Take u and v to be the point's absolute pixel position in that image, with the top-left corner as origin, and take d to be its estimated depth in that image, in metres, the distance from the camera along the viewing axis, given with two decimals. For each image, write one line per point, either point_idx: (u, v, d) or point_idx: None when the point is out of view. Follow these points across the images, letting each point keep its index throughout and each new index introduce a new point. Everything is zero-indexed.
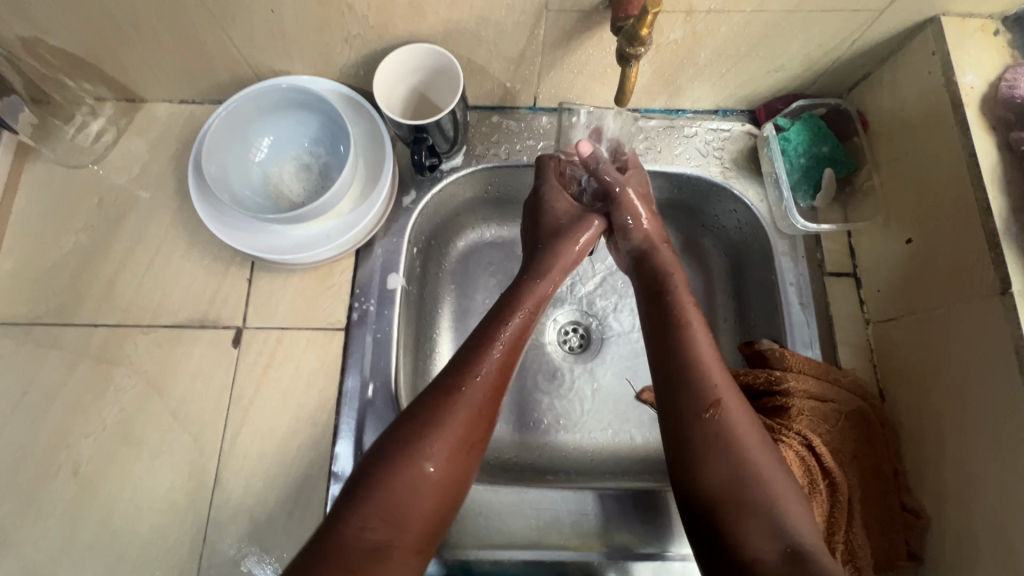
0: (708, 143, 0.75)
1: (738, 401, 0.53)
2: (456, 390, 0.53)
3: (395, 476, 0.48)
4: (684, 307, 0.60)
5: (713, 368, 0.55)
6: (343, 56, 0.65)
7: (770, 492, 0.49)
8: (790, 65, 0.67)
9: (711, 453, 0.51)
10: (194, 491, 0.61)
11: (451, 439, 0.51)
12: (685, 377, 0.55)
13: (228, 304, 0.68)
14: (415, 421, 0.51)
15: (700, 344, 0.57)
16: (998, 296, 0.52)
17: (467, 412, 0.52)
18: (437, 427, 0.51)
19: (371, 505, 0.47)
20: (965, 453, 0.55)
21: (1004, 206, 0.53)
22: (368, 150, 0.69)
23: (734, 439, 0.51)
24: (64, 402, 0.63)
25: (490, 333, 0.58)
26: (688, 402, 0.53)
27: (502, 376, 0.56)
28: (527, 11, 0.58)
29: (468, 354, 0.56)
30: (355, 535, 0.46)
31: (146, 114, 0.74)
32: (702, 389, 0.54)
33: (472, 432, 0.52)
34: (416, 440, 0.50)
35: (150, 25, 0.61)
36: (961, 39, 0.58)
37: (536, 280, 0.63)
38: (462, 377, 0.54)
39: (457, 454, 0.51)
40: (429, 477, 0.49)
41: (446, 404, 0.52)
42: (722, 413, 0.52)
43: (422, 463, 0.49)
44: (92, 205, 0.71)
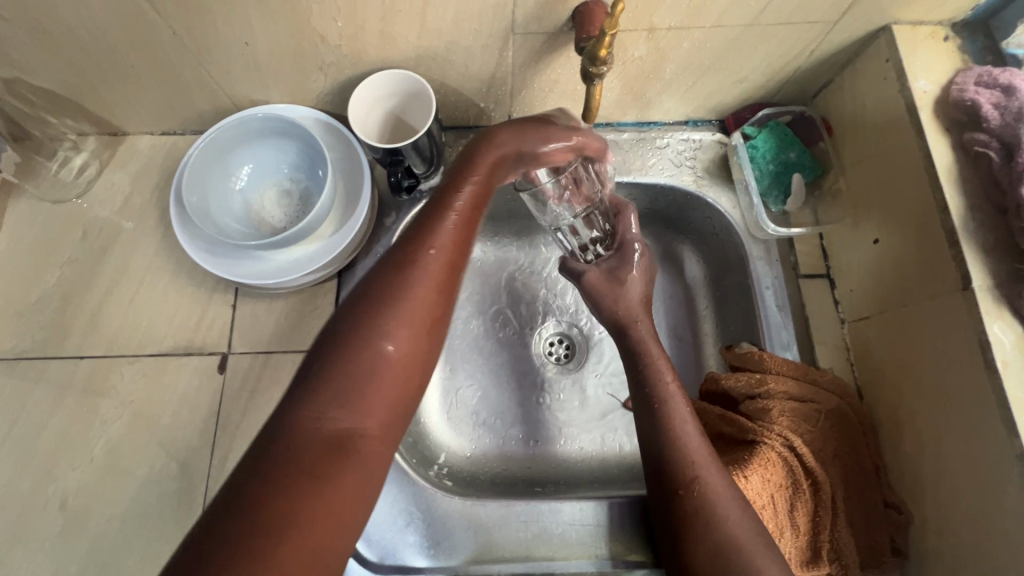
0: (680, 153, 0.77)
1: (718, 477, 0.53)
2: (409, 264, 0.46)
3: (350, 361, 0.41)
4: (660, 382, 0.60)
5: (691, 442, 0.56)
6: (319, 84, 0.67)
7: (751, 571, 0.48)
8: (753, 76, 0.69)
9: (692, 539, 0.51)
10: (183, 518, 0.61)
11: (412, 313, 0.44)
12: (664, 461, 0.55)
13: (213, 331, 0.68)
14: (368, 298, 0.44)
15: (679, 418, 0.58)
16: (960, 292, 0.53)
17: (424, 285, 0.46)
18: (393, 304, 0.44)
19: (322, 392, 0.40)
20: (941, 447, 0.56)
21: (961, 204, 0.55)
22: (347, 173, 0.71)
23: (713, 521, 0.51)
24: (51, 436, 0.63)
25: (436, 210, 0.50)
26: (667, 482, 0.54)
27: (460, 251, 0.49)
28: (494, 35, 0.60)
29: (419, 228, 0.49)
30: (307, 431, 0.39)
31: (128, 148, 0.76)
32: (678, 472, 0.54)
33: (436, 307, 0.46)
34: (371, 318, 0.43)
35: (129, 62, 0.63)
36: (913, 46, 0.61)
37: (495, 140, 0.54)
38: (416, 250, 0.47)
39: (422, 330, 0.45)
40: (387, 355, 0.42)
41: (399, 278, 0.45)
42: (699, 493, 0.53)
43: (379, 340, 0.43)
44: (77, 238, 0.71)
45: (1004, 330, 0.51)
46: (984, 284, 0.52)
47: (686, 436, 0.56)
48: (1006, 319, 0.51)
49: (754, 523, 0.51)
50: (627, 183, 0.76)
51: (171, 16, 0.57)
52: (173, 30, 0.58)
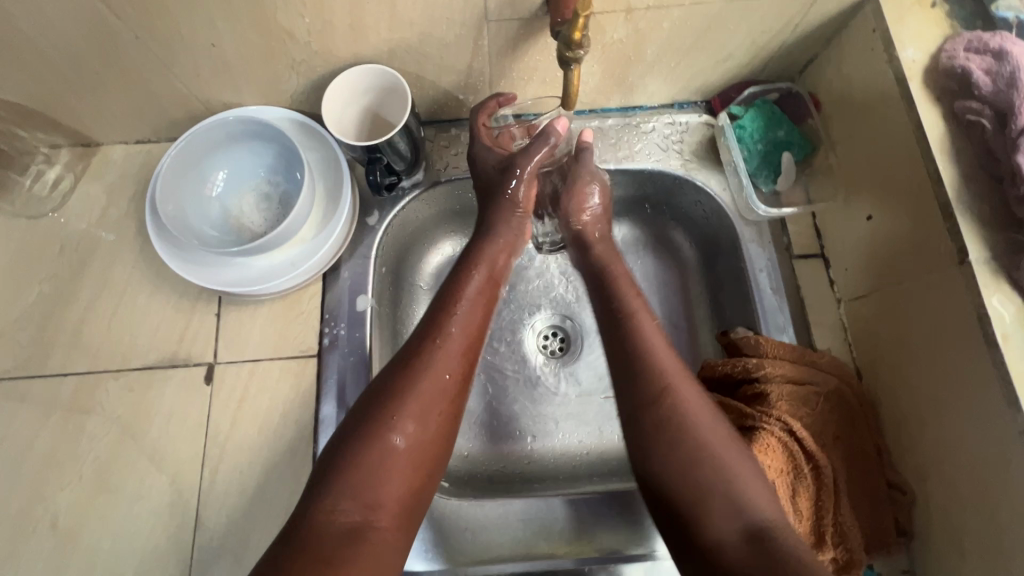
0: (666, 137, 0.75)
1: (691, 389, 0.54)
2: (419, 361, 0.53)
3: (366, 455, 0.48)
4: (628, 300, 0.61)
5: (661, 356, 0.56)
6: (292, 83, 0.65)
7: (727, 475, 0.49)
8: (737, 53, 0.67)
9: (666, 446, 0.51)
10: (176, 532, 0.60)
11: (423, 408, 0.51)
12: (635, 372, 0.55)
13: (197, 341, 0.67)
14: (382, 394, 0.51)
15: (649, 335, 0.57)
16: (957, 266, 0.52)
17: (433, 376, 0.53)
18: (405, 399, 0.51)
19: (339, 487, 0.47)
20: (942, 425, 0.55)
21: (955, 175, 0.53)
22: (326, 174, 0.69)
23: (687, 430, 0.51)
24: (38, 456, 0.62)
25: (451, 294, 0.59)
26: (639, 395, 0.54)
27: (470, 336, 0.57)
28: (467, 23, 0.58)
29: (435, 316, 0.57)
30: (325, 521, 0.45)
31: (103, 158, 0.74)
32: (651, 385, 0.54)
33: (443, 396, 0.53)
34: (386, 410, 0.50)
35: (94, 70, 0.61)
36: (900, 14, 0.59)
37: (491, 234, 0.64)
38: (428, 341, 0.55)
39: (429, 420, 0.51)
40: (397, 448, 0.49)
41: (410, 375, 0.52)
42: (675, 404, 0.52)
43: (390, 435, 0.49)
44: (54, 253, 0.70)
45: (1003, 303, 0.50)
46: (981, 257, 0.51)
47: (661, 351, 0.56)
48: (1005, 291, 0.50)
49: (726, 430, 0.52)
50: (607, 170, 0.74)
51: (132, 20, 0.55)
52: (136, 34, 0.56)
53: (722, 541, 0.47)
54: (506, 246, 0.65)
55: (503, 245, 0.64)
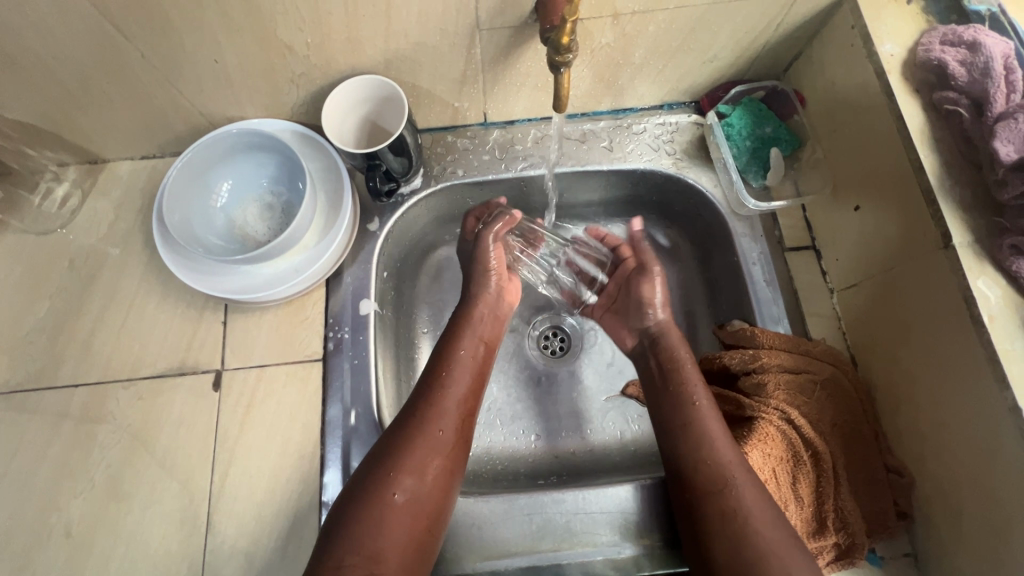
0: (657, 137, 0.77)
1: (754, 490, 0.53)
2: (424, 428, 0.57)
3: (369, 509, 0.51)
4: (692, 387, 0.62)
5: (726, 453, 0.56)
6: (292, 95, 0.67)
7: (779, 567, 0.49)
8: (723, 54, 0.69)
9: (722, 538, 0.52)
10: (189, 537, 0.61)
11: (420, 464, 0.55)
12: (697, 463, 0.56)
13: (205, 350, 0.69)
14: (382, 454, 0.55)
15: (719, 443, 0.56)
16: (942, 250, 0.53)
17: (428, 436, 0.57)
18: (403, 455, 0.55)
19: (348, 539, 0.49)
20: (935, 408, 0.56)
21: (937, 163, 0.55)
22: (327, 183, 0.71)
23: (745, 526, 0.51)
24: (51, 467, 0.63)
25: (439, 365, 0.63)
26: (702, 486, 0.55)
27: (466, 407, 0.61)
28: (459, 32, 0.60)
29: (428, 383, 0.61)
30: (333, 572, 0.48)
31: (109, 174, 0.76)
32: (712, 478, 0.54)
33: (442, 459, 0.56)
34: (382, 470, 0.54)
35: (101, 88, 0.63)
36: (877, 11, 0.61)
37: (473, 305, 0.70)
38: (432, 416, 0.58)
39: (425, 476, 0.54)
40: (396, 503, 0.52)
41: (412, 437, 0.56)
42: (734, 503, 0.53)
43: (390, 491, 0.53)
44: (64, 267, 0.72)
45: (987, 285, 0.51)
46: (964, 240, 0.52)
47: (726, 457, 0.55)
48: (989, 273, 0.51)
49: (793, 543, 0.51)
50: (571, 172, 0.76)
51: (138, 39, 0.57)
52: (142, 52, 0.59)
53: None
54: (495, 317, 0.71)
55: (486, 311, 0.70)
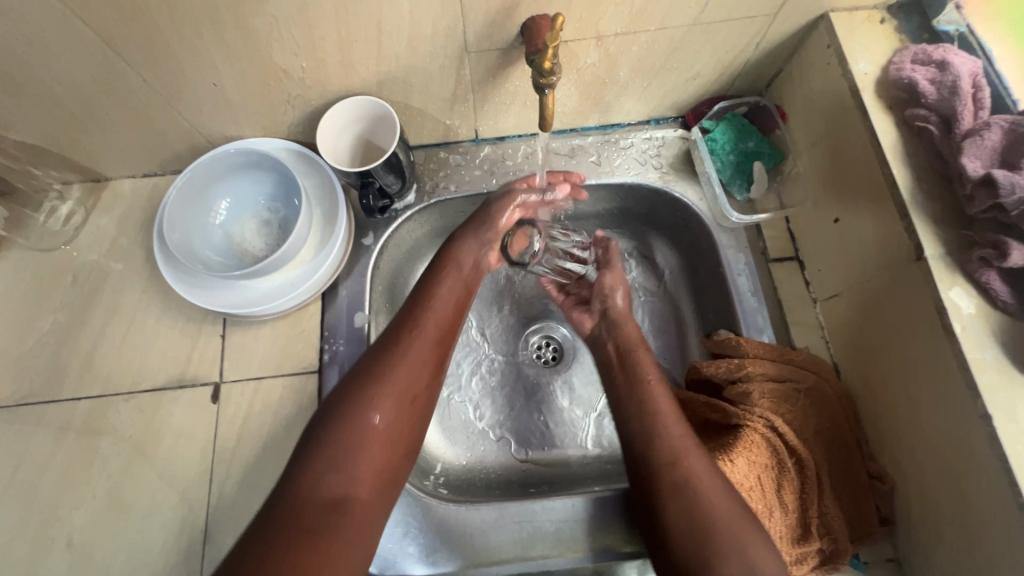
0: (644, 152, 0.79)
1: (699, 458, 0.55)
2: (396, 353, 0.58)
3: (344, 429, 0.52)
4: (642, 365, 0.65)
5: (676, 428, 0.58)
6: (288, 115, 0.70)
7: (730, 531, 0.50)
8: (705, 71, 0.71)
9: (678, 506, 0.53)
10: (188, 546, 0.63)
11: (397, 390, 0.55)
12: (649, 436, 0.58)
13: (204, 362, 0.70)
14: (359, 378, 0.55)
15: (667, 414, 0.60)
16: (916, 262, 0.55)
17: (408, 370, 0.57)
18: (386, 380, 0.55)
19: (323, 459, 0.50)
20: (913, 415, 0.57)
21: (910, 177, 0.57)
22: (323, 199, 0.73)
23: (698, 494, 0.53)
24: (54, 478, 0.65)
25: (424, 295, 0.64)
26: (656, 457, 0.56)
27: (442, 334, 0.62)
28: (449, 55, 0.63)
29: (412, 310, 0.62)
30: (312, 492, 0.48)
31: (112, 192, 0.79)
32: (665, 451, 0.56)
33: (417, 385, 0.57)
34: (364, 392, 0.54)
35: (104, 110, 0.65)
36: (852, 30, 0.63)
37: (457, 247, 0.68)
38: (403, 341, 0.59)
39: (405, 402, 0.56)
40: (376, 426, 0.53)
41: (387, 362, 0.57)
42: (678, 470, 0.55)
43: (368, 413, 0.53)
44: (68, 283, 0.74)
45: (959, 296, 0.53)
46: (936, 252, 0.54)
47: (676, 433, 0.58)
48: (962, 284, 0.53)
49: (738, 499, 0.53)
50: None
51: (139, 65, 0.59)
52: (143, 77, 0.61)
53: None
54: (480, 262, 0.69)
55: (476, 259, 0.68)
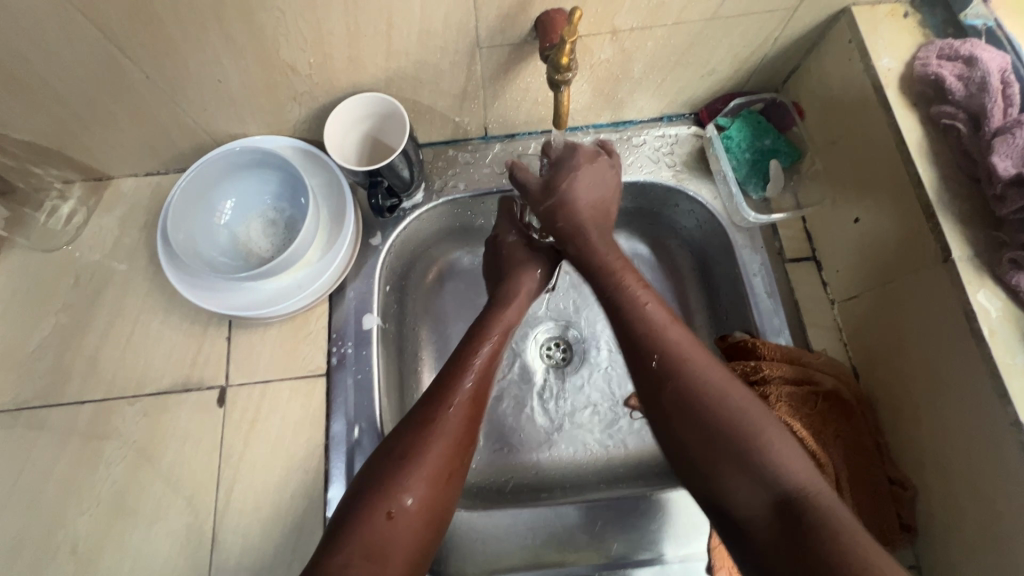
0: (657, 150, 0.77)
1: (697, 359, 0.52)
2: (431, 425, 0.55)
3: (374, 507, 0.49)
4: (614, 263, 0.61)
5: (660, 327, 0.55)
6: (294, 112, 0.68)
7: (734, 430, 0.48)
8: (721, 67, 0.69)
9: (674, 409, 0.51)
10: (194, 552, 0.62)
11: (430, 468, 0.52)
12: (633, 338, 0.56)
13: (209, 365, 0.69)
14: (395, 454, 0.53)
15: (658, 321, 0.56)
16: (942, 265, 0.54)
17: (442, 443, 0.54)
18: (418, 458, 0.52)
19: (353, 543, 0.47)
20: (937, 420, 0.56)
21: (935, 177, 0.55)
22: (329, 198, 0.72)
23: (691, 393, 0.51)
24: (57, 484, 0.64)
25: (461, 364, 0.61)
26: (647, 362, 0.54)
27: (477, 404, 0.59)
28: (460, 50, 0.61)
29: (445, 382, 0.59)
30: (338, 574, 0.45)
31: (114, 191, 0.77)
32: (652, 352, 0.54)
33: (450, 462, 0.54)
34: (396, 473, 0.51)
35: (106, 107, 0.64)
36: (874, 25, 0.61)
37: (502, 310, 0.68)
38: (439, 409, 0.56)
39: (438, 482, 0.53)
40: (407, 508, 0.50)
41: (424, 437, 0.54)
42: (677, 375, 0.52)
43: (401, 494, 0.50)
44: (70, 285, 0.72)
45: (987, 299, 0.51)
46: (964, 254, 0.53)
47: (663, 332, 0.55)
48: (989, 287, 0.52)
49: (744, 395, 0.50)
50: None
51: (142, 61, 0.58)
52: (146, 74, 0.59)
53: (754, 516, 0.46)
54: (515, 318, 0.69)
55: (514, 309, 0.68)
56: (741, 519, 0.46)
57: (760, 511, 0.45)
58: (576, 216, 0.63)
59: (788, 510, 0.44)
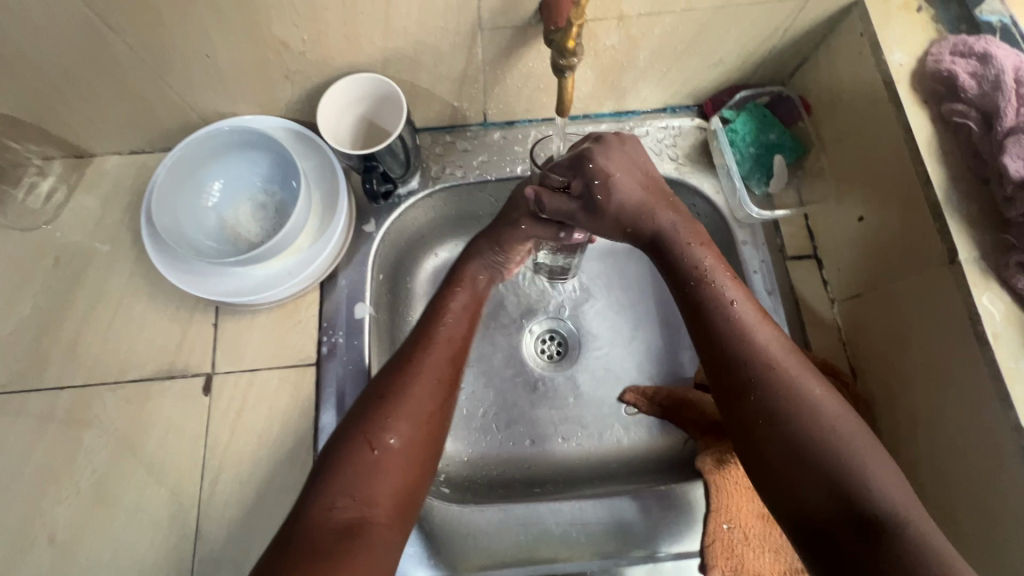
0: (660, 141, 0.76)
1: (798, 371, 0.49)
2: (411, 366, 0.56)
3: (354, 449, 0.49)
4: (695, 253, 0.56)
5: (763, 337, 0.51)
6: (286, 92, 0.65)
7: (843, 451, 0.44)
8: (729, 58, 0.68)
9: (780, 424, 0.47)
10: (178, 543, 0.60)
11: (413, 408, 0.53)
12: (729, 345, 0.51)
13: (195, 352, 0.67)
14: (377, 397, 0.53)
15: (750, 321, 0.52)
16: (948, 265, 0.53)
17: (424, 382, 0.55)
18: (397, 401, 0.53)
19: (338, 483, 0.47)
20: (935, 423, 0.56)
21: (944, 176, 0.54)
22: (322, 183, 0.69)
23: (796, 409, 0.47)
24: (34, 471, 0.62)
25: (439, 304, 0.63)
26: (741, 373, 0.49)
27: (457, 345, 0.60)
28: (461, 32, 0.59)
29: (425, 326, 0.60)
30: (324, 514, 0.45)
31: (96, 169, 0.74)
32: (750, 363, 0.49)
33: (432, 402, 0.54)
34: (377, 414, 0.51)
35: (88, 81, 0.61)
36: (886, 19, 0.59)
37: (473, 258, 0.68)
38: (416, 353, 0.57)
39: (420, 422, 0.53)
40: (392, 448, 0.50)
41: (404, 378, 0.54)
42: (770, 388, 0.48)
43: (385, 436, 0.50)
44: (48, 266, 0.70)
45: (993, 302, 0.51)
46: (970, 255, 0.52)
47: (763, 341, 0.50)
48: (994, 289, 0.51)
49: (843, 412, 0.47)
50: None
51: (125, 32, 0.55)
52: (130, 46, 0.56)
53: (831, 526, 0.43)
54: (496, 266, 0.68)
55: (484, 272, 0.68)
56: (822, 530, 0.43)
57: (839, 526, 0.43)
58: (638, 206, 0.58)
59: (872, 533, 0.42)
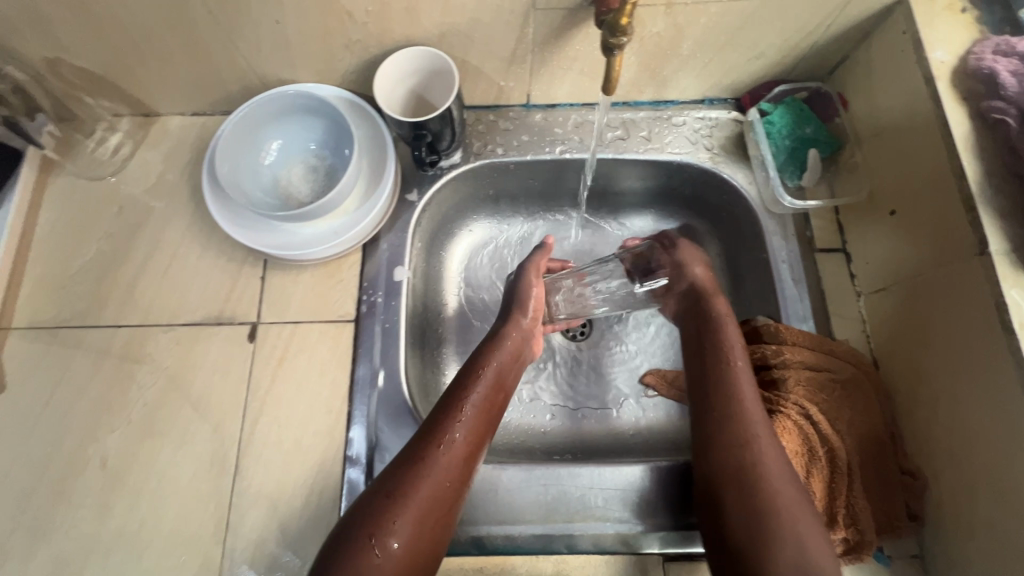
0: (696, 131, 0.78)
1: (779, 471, 0.53)
2: (424, 462, 0.54)
3: (355, 550, 0.49)
4: (731, 358, 0.61)
5: (758, 435, 0.55)
6: (345, 62, 0.69)
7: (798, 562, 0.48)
8: (770, 51, 0.70)
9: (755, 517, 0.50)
10: (217, 477, 0.64)
11: (417, 510, 0.52)
12: (727, 436, 0.56)
13: (242, 301, 0.71)
14: (387, 492, 0.52)
15: (749, 419, 0.56)
16: (977, 257, 0.54)
17: (435, 481, 0.54)
18: (405, 500, 0.52)
19: None
20: (955, 411, 0.57)
21: (979, 171, 0.56)
22: (371, 152, 0.73)
23: (769, 507, 0.51)
24: (89, 401, 0.66)
25: (455, 401, 0.60)
26: (732, 463, 0.54)
27: (472, 445, 0.58)
28: (515, 11, 0.62)
29: (440, 420, 0.58)
30: None
31: (160, 128, 0.79)
32: (740, 457, 0.54)
33: (443, 499, 0.54)
34: (385, 511, 0.51)
35: (164, 41, 0.65)
36: (930, 18, 0.61)
37: (502, 342, 0.67)
38: (430, 446, 0.56)
39: (423, 522, 0.52)
40: (392, 549, 0.50)
41: (414, 477, 0.53)
42: (758, 481, 0.52)
43: (387, 535, 0.50)
44: (112, 213, 0.74)
45: (1021, 295, 0.51)
46: (1001, 248, 0.53)
47: (760, 444, 0.54)
48: None
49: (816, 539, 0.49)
50: (611, 159, 0.77)
51: None
52: (208, 8, 0.61)
53: None
54: (514, 351, 0.67)
55: (511, 349, 0.67)
56: None
57: None
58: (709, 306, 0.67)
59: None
